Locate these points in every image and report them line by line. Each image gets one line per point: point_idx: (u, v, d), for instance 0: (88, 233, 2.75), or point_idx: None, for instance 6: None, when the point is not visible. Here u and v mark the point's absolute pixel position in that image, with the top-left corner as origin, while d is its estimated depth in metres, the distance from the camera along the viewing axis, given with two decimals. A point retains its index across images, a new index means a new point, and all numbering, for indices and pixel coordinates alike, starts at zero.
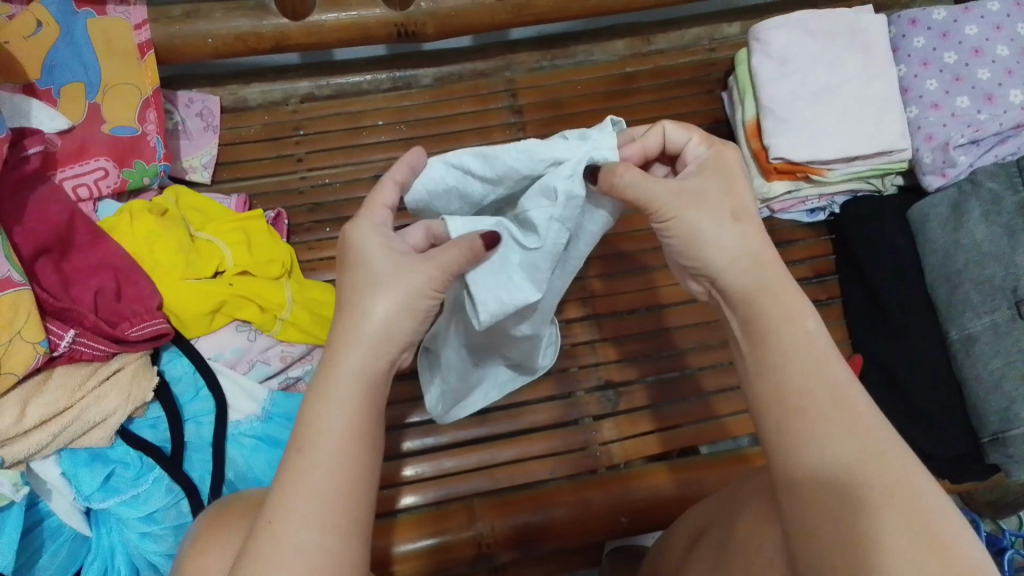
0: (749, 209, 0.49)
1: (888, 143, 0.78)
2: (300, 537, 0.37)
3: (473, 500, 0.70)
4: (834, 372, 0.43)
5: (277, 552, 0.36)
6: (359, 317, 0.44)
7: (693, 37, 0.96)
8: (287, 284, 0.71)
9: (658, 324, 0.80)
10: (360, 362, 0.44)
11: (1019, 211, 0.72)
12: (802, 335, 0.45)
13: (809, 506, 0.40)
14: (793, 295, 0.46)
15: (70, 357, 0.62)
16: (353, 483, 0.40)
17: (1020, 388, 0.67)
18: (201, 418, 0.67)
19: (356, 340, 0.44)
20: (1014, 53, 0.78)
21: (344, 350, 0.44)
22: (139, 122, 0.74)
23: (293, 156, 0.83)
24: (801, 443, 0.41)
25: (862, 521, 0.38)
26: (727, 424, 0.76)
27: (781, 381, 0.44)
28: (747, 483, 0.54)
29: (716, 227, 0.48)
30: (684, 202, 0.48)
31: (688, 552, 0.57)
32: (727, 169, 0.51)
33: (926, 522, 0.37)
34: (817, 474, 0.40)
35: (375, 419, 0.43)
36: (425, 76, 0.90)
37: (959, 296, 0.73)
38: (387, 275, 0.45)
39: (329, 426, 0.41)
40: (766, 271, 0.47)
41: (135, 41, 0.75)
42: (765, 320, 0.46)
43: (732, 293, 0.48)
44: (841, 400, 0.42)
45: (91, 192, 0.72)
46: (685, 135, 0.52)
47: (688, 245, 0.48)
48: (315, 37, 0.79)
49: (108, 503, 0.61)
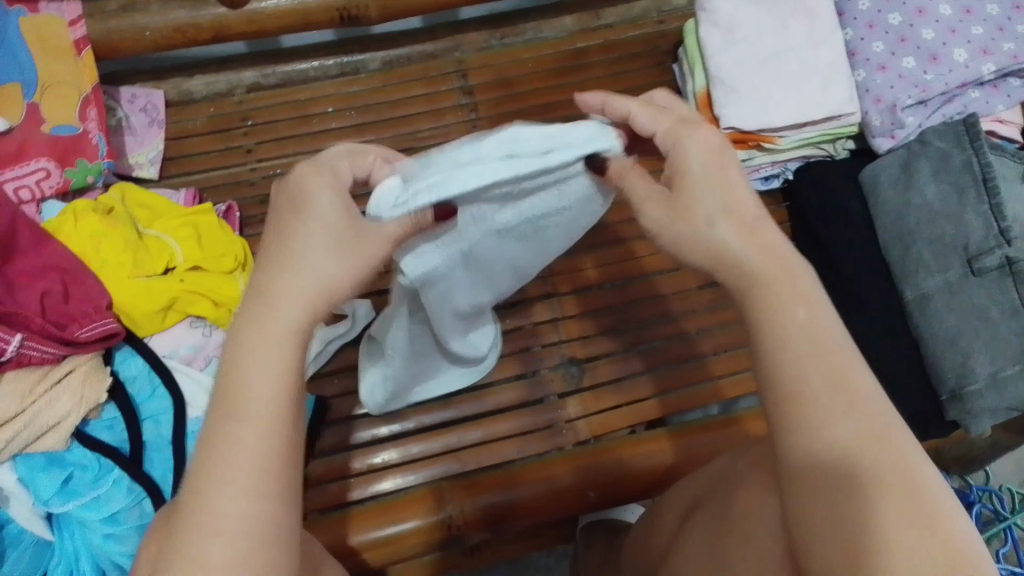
0: (739, 203, 0.46)
1: (836, 107, 0.78)
2: (233, 508, 0.36)
3: (441, 483, 0.69)
4: (834, 356, 0.42)
5: (207, 536, 0.35)
6: (295, 262, 0.40)
7: (641, 10, 0.95)
8: (240, 278, 0.70)
9: (621, 299, 0.79)
10: (289, 319, 0.40)
11: (966, 168, 0.73)
12: (797, 321, 0.43)
13: (806, 485, 0.40)
14: (794, 278, 0.44)
15: (17, 363, 0.60)
16: (280, 450, 0.38)
17: (975, 343, 0.69)
18: (159, 416, 0.65)
19: (284, 291, 0.40)
20: (957, 11, 0.79)
21: (272, 305, 0.40)
22: (81, 120, 0.72)
23: (242, 147, 0.81)
24: (796, 424, 0.41)
25: (862, 500, 0.39)
26: (721, 386, 0.76)
27: (780, 359, 0.43)
28: (740, 457, 0.55)
29: (695, 233, 0.45)
30: (663, 217, 0.47)
31: (683, 525, 0.58)
32: (707, 160, 0.46)
33: (920, 503, 0.38)
34: (812, 453, 0.40)
35: (299, 383, 0.40)
36: (373, 60, 0.89)
37: (913, 256, 0.74)
38: (340, 236, 0.41)
39: (246, 392, 0.38)
40: (764, 255, 0.45)
41: (70, 37, 0.73)
42: (758, 307, 0.44)
43: (727, 282, 0.46)
44: (839, 383, 0.41)
45: (34, 194, 0.70)
46: (659, 118, 0.50)
47: (672, 251, 0.47)
48: (257, 25, 0.78)
49: (67, 507, 0.60)
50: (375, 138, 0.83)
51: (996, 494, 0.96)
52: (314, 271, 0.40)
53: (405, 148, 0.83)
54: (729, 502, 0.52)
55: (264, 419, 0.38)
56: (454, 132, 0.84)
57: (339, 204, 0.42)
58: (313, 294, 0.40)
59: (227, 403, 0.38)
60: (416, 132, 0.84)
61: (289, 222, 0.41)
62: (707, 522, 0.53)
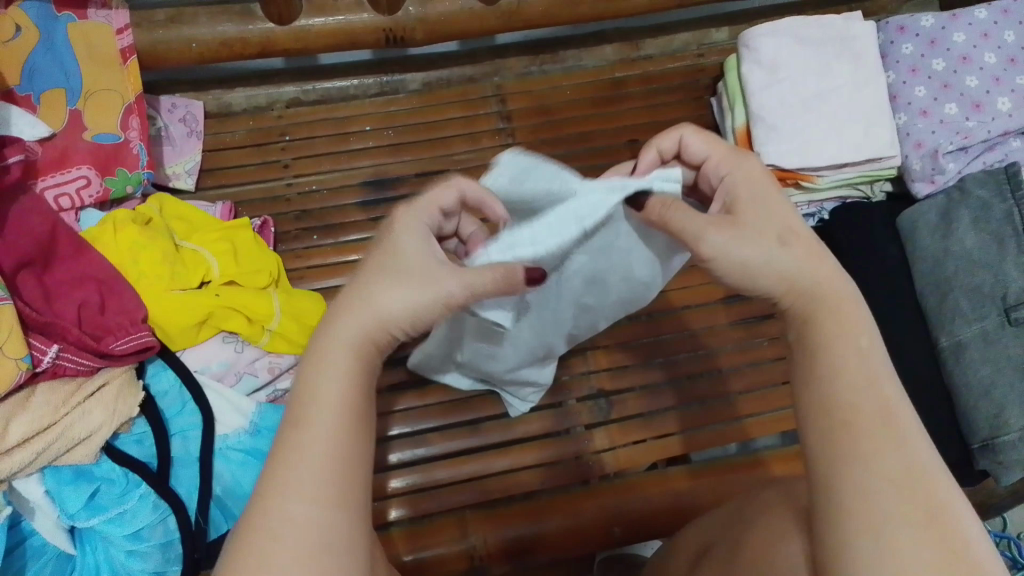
0: (797, 227, 0.46)
1: (876, 150, 0.78)
2: (297, 509, 0.36)
3: (465, 513, 0.69)
4: (886, 391, 0.41)
5: (263, 530, 0.35)
6: (365, 292, 0.42)
7: (681, 43, 0.95)
8: (274, 293, 0.69)
9: (652, 330, 0.78)
10: (348, 341, 0.41)
11: (1007, 220, 0.72)
12: (856, 353, 0.42)
13: (842, 508, 0.38)
14: (850, 312, 0.44)
15: (53, 373, 0.61)
16: (348, 458, 0.38)
17: (1010, 395, 0.68)
18: (188, 432, 0.65)
19: (354, 318, 0.42)
20: (1001, 60, 0.79)
21: (333, 323, 0.42)
22: (122, 129, 0.73)
23: (279, 162, 0.82)
24: (846, 453, 0.39)
25: (900, 530, 0.36)
26: (745, 426, 0.75)
27: (831, 387, 0.41)
28: (766, 495, 0.54)
29: (766, 254, 0.44)
30: (727, 237, 0.44)
31: (692, 566, 0.56)
32: (761, 187, 0.47)
33: (959, 551, 0.36)
34: (861, 481, 0.38)
35: (365, 408, 0.41)
36: (414, 81, 0.89)
37: (950, 302, 0.73)
38: (407, 269, 0.43)
39: (320, 398, 0.39)
40: (826, 281, 0.44)
41: (117, 46, 0.73)
42: (819, 336, 0.43)
43: (792, 310, 0.45)
44: (889, 417, 0.40)
45: (74, 202, 0.71)
46: (704, 147, 0.51)
47: (740, 279, 0.45)
48: (303, 42, 0.78)
49: (93, 521, 0.59)
50: (412, 159, 0.83)
51: (1013, 541, 0.95)
52: (380, 301, 0.42)
53: (441, 170, 0.83)
54: (741, 544, 0.51)
55: (333, 427, 0.39)
56: (490, 156, 0.84)
57: (417, 242, 0.45)
58: (371, 325, 0.42)
59: (299, 410, 0.39)
60: (453, 154, 0.84)
61: (372, 254, 0.45)
62: (721, 560, 0.52)
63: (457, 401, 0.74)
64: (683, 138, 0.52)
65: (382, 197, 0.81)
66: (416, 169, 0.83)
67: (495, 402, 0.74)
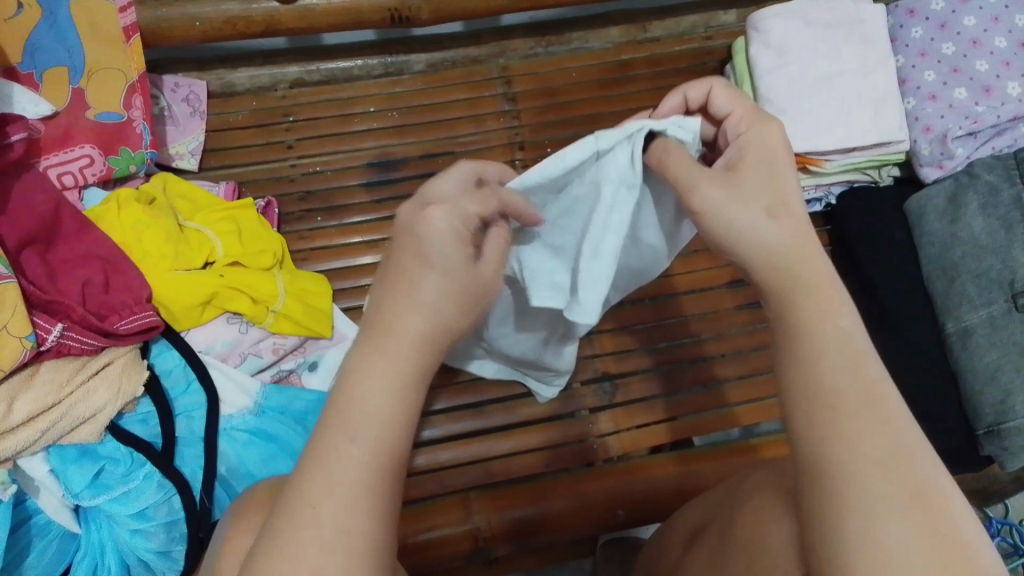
0: (792, 202, 0.44)
1: (886, 135, 0.78)
2: (340, 509, 0.34)
3: (469, 493, 0.69)
4: (871, 370, 0.40)
5: (295, 534, 0.33)
6: (419, 301, 0.40)
7: (689, 25, 0.94)
8: (278, 275, 0.69)
9: (657, 314, 0.78)
10: (404, 361, 0.39)
11: (1016, 203, 0.72)
12: (836, 332, 0.41)
13: (830, 493, 0.37)
14: (830, 290, 0.42)
15: (57, 352, 0.60)
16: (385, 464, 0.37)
17: (1015, 381, 0.68)
18: (192, 412, 0.65)
19: (412, 338, 0.39)
20: (1011, 45, 0.78)
21: (387, 339, 0.39)
22: (126, 108, 0.72)
23: (283, 143, 0.81)
24: (830, 435, 0.38)
25: (887, 514, 0.35)
26: (734, 413, 0.75)
27: (813, 367, 0.40)
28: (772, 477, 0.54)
29: (752, 224, 0.43)
30: (721, 198, 0.44)
31: (690, 548, 0.56)
32: (772, 151, 0.46)
33: (947, 532, 0.35)
34: (846, 464, 0.37)
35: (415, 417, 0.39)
36: (418, 61, 0.88)
37: (957, 289, 0.73)
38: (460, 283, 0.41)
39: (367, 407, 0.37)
40: (802, 255, 0.43)
41: (119, 25, 0.72)
42: (797, 316, 0.42)
43: (767, 287, 0.44)
44: (872, 397, 0.39)
45: (77, 180, 0.70)
46: (730, 106, 0.50)
47: (723, 238, 0.44)
48: (307, 21, 0.78)
49: (98, 500, 0.60)
50: (416, 141, 0.82)
51: (1015, 528, 0.95)
52: (438, 306, 0.40)
53: (445, 152, 0.82)
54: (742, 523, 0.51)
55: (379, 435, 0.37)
56: (496, 138, 0.84)
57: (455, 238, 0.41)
58: (433, 338, 0.40)
59: (341, 420, 0.37)
60: (457, 136, 0.83)
61: (404, 260, 0.41)
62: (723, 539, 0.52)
63: (461, 384, 0.74)
64: (711, 90, 0.51)
65: (386, 179, 0.80)
66: (421, 150, 0.82)
67: (499, 385, 0.74)
